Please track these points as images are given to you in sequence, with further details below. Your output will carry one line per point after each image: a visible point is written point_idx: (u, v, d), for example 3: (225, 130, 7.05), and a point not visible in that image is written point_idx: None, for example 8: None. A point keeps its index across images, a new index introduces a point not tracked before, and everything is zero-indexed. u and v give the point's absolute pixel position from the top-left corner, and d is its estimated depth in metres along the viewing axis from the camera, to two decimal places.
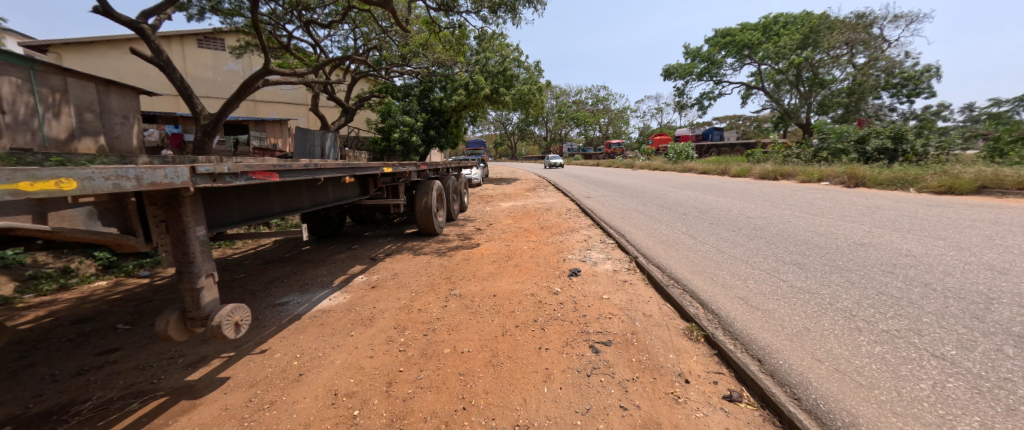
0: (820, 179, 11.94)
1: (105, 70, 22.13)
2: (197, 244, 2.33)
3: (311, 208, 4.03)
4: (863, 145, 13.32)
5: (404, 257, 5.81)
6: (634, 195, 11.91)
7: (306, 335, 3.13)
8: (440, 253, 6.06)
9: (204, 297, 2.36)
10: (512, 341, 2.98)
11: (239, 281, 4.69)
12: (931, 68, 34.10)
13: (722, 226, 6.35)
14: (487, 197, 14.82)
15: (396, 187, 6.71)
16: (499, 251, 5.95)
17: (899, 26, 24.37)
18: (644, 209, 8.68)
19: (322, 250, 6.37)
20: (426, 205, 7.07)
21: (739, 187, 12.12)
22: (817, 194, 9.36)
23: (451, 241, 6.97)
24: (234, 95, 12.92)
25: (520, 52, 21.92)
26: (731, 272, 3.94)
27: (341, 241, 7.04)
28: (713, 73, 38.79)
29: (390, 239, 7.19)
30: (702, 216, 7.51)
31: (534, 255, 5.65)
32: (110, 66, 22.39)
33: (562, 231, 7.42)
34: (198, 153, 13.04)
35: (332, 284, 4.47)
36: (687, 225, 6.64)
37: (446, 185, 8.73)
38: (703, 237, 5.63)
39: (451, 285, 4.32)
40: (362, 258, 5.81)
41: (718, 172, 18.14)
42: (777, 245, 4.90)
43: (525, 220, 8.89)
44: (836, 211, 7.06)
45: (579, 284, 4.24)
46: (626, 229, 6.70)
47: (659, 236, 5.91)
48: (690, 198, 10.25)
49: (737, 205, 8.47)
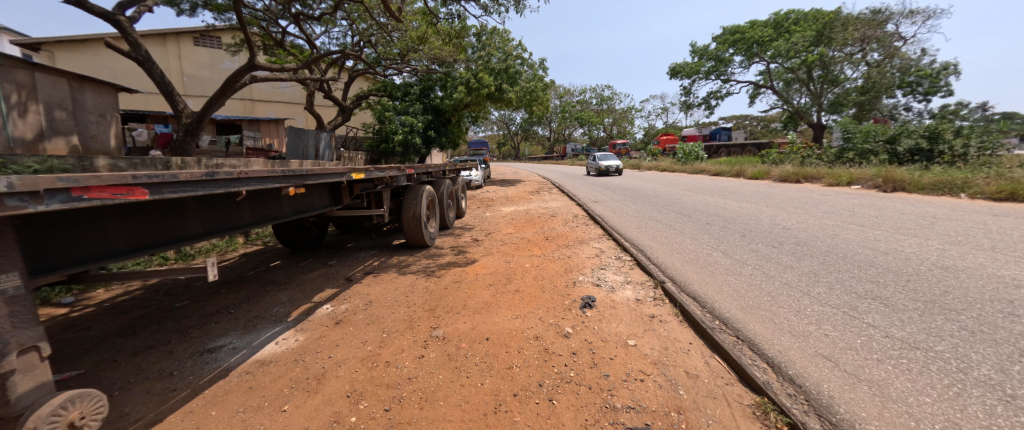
0: (850, 182, 11.00)
1: (98, 69, 21.42)
2: (4, 305, 1.49)
3: (255, 224, 3.22)
4: (894, 145, 12.37)
5: (386, 277, 4.92)
6: (647, 200, 10.99)
7: (221, 408, 2.27)
8: (430, 272, 5.17)
9: (17, 386, 1.53)
10: (508, 423, 2.11)
11: (179, 312, 3.83)
12: (948, 65, 32.96)
13: (758, 240, 5.45)
14: (488, 200, 13.93)
15: (380, 194, 5.84)
16: (497, 270, 5.06)
17: (916, 22, 23.38)
18: (660, 218, 7.77)
19: (293, 266, 5.50)
20: (414, 215, 6.18)
21: (760, 191, 11.18)
22: (853, 199, 8.43)
23: (444, 255, 6.08)
24: (218, 92, 12.05)
25: (524, 48, 21.02)
26: (795, 310, 3.04)
27: (319, 255, 6.16)
28: (721, 72, 37.80)
29: (374, 252, 6.30)
30: (729, 225, 6.62)
31: (539, 275, 4.75)
32: (103, 65, 21.65)
33: (570, 243, 6.55)
34: (179, 153, 12.20)
35: (287, 319, 3.59)
36: (715, 237, 5.76)
37: (440, 191, 7.87)
38: (740, 255, 4.74)
39: (433, 322, 3.43)
40: (337, 278, 4.93)
41: (732, 174, 17.18)
42: (838, 268, 3.99)
43: (529, 229, 8.02)
44: (887, 221, 6.15)
45: (594, 321, 3.35)
46: (643, 243, 5.83)
47: (686, 253, 5.02)
48: (710, 203, 9.35)
49: (766, 213, 7.56)
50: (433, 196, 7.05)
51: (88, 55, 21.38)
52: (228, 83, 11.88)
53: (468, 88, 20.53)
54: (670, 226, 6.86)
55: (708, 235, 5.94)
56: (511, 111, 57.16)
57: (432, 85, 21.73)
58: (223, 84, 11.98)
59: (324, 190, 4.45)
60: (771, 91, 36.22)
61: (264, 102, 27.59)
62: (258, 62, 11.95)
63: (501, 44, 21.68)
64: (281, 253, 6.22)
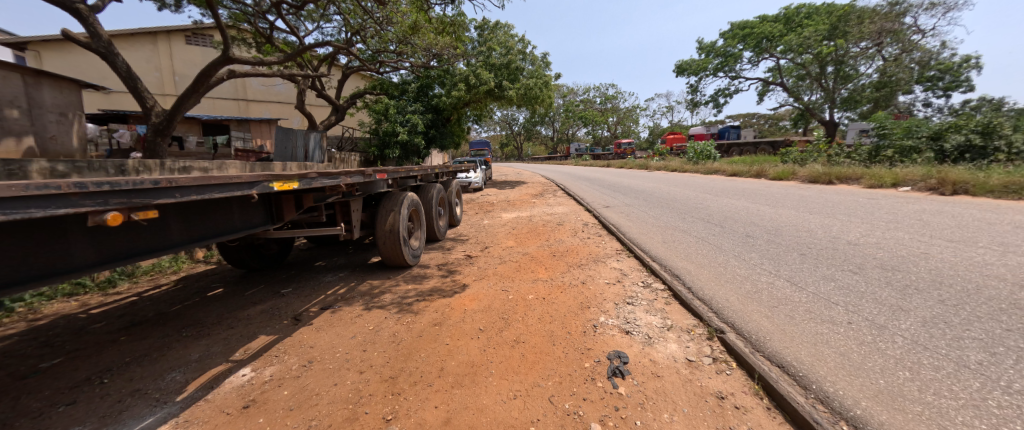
0: (895, 184, 9.77)
1: (87, 69, 20.47)
2: None
3: (104, 266, 2.10)
4: (940, 142, 11.13)
5: (347, 313, 3.73)
6: (666, 205, 9.78)
7: None
8: (405, 303, 3.98)
9: None
10: None
11: (33, 380, 2.68)
12: (970, 59, 31.33)
13: (827, 262, 4.27)
14: (487, 205, 12.73)
15: (348, 204, 4.70)
16: (491, 304, 3.89)
17: (936, 15, 22.13)
18: (687, 229, 6.60)
19: (235, 297, 4.33)
20: (391, 229, 5.00)
21: (796, 195, 9.95)
22: (913, 207, 7.20)
23: (428, 279, 4.88)
24: (190, 88, 10.93)
25: (526, 42, 19.75)
26: (974, 406, 1.87)
27: (274, 279, 4.99)
28: (730, 68, 36.46)
29: (344, 275, 5.10)
30: (777, 239, 5.43)
31: (547, 315, 3.58)
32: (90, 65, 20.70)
33: (583, 262, 5.39)
34: (149, 156, 11.16)
35: (175, 398, 2.43)
36: (767, 257, 4.59)
37: (426, 198, 6.75)
38: (815, 286, 3.55)
39: (389, 409, 2.27)
40: (281, 316, 3.75)
41: (751, 175, 15.94)
42: (978, 314, 2.79)
43: (533, 241, 6.87)
44: (980, 236, 4.91)
45: (633, 409, 2.20)
46: (675, 264, 4.66)
47: (738, 280, 3.84)
48: (740, 210, 8.16)
49: (815, 223, 6.35)
50: (419, 204, 5.89)
51: (75, 55, 20.43)
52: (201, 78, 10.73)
53: (467, 85, 19.42)
54: (703, 240, 5.67)
55: (758, 253, 4.77)
56: (513, 110, 56.01)
57: (430, 83, 20.65)
58: (196, 79, 10.89)
59: (260, 201, 3.25)
60: (781, 88, 34.92)
61: (258, 102, 26.69)
62: (236, 55, 10.89)
63: (502, 39, 20.43)
64: (228, 277, 5.04)
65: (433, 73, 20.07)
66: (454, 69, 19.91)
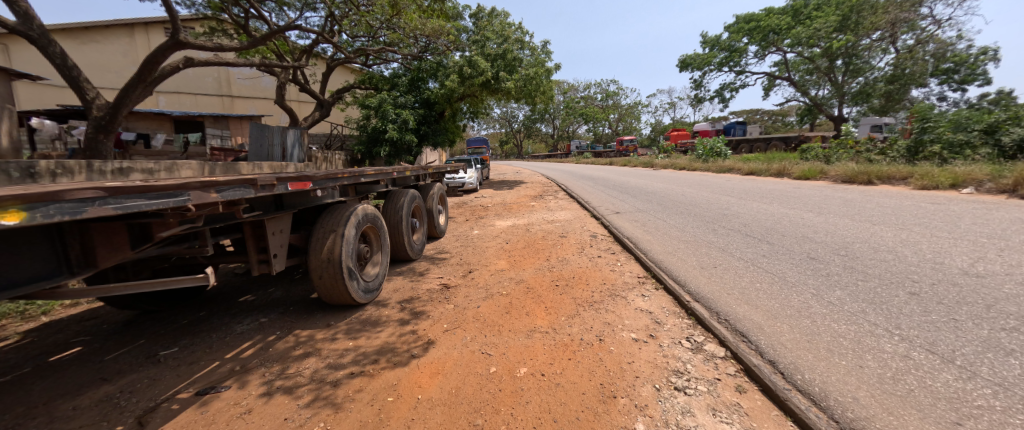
0: (955, 185, 8.44)
1: None
2: None
3: None
4: (998, 136, 9.81)
5: (226, 411, 2.36)
6: (685, 211, 8.42)
7: None
8: (333, 386, 2.62)
9: None
10: None
11: None
12: (988, 50, 29.51)
13: (962, 311, 2.89)
14: (481, 209, 11.34)
15: (261, 225, 3.25)
16: (462, 388, 2.50)
17: (954, 5, 20.45)
18: (725, 246, 5.21)
19: (92, 362, 2.95)
20: (331, 260, 3.54)
21: (840, 199, 8.60)
22: (1000, 215, 5.84)
23: (381, 330, 3.50)
24: (137, 78, 9.47)
25: (524, 30, 18.26)
26: None
27: (170, 325, 3.60)
28: (735, 63, 35.01)
29: (266, 319, 3.70)
30: (857, 266, 4.05)
31: (547, 415, 2.19)
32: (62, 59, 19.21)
33: (597, 297, 4.01)
34: (90, 156, 9.71)
35: None
36: (863, 298, 3.22)
37: (395, 209, 5.38)
38: (991, 368, 2.17)
39: None
40: (128, 412, 2.37)
41: (771, 174, 14.60)
42: None
43: (532, 262, 5.52)
44: None
45: None
46: (731, 307, 3.28)
47: (852, 352, 2.42)
48: (780, 219, 6.81)
49: (888, 239, 4.99)
50: (379, 218, 4.47)
51: None
52: (149, 65, 9.26)
53: (461, 76, 18.06)
54: (753, 265, 4.31)
55: (844, 291, 3.40)
56: (512, 106, 54.52)
57: (423, 76, 19.32)
58: (142, 68, 9.43)
59: (38, 237, 1.76)
60: (788, 83, 33.49)
61: (244, 99, 25.40)
62: (186, 38, 9.38)
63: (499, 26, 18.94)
64: (104, 325, 3.62)
65: (425, 65, 18.76)
66: (448, 60, 18.65)
